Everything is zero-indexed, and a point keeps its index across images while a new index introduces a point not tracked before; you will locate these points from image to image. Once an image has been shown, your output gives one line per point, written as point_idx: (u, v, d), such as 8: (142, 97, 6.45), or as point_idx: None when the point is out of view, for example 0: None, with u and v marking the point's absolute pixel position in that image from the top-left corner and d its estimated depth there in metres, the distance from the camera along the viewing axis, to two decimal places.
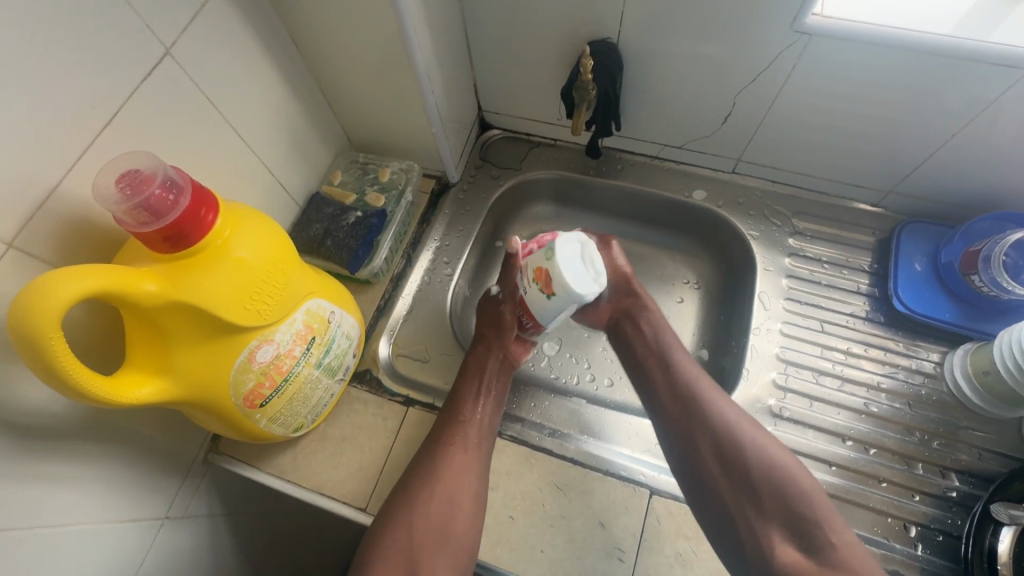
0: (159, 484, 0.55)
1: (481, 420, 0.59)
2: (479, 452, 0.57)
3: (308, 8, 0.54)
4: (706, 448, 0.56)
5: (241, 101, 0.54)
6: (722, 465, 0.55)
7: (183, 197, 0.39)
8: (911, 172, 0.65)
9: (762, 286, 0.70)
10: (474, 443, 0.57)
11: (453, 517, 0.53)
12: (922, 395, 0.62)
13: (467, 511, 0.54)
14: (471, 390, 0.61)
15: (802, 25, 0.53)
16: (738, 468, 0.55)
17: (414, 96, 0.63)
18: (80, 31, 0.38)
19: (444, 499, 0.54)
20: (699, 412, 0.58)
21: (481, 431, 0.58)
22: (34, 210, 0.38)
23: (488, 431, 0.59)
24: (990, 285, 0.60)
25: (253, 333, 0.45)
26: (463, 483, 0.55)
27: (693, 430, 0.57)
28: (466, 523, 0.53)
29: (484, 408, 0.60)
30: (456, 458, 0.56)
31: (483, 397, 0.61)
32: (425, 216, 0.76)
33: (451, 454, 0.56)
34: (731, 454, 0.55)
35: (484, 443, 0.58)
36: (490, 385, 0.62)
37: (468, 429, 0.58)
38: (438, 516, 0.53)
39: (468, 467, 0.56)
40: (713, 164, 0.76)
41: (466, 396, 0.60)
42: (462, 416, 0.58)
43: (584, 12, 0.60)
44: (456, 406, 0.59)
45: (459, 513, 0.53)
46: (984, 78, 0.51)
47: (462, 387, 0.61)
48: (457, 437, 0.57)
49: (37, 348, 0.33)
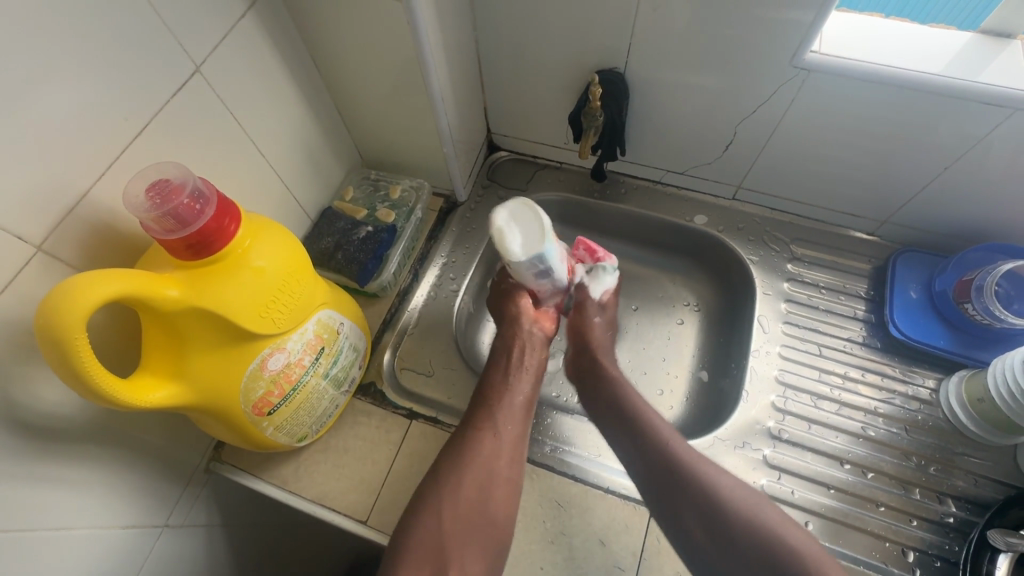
0: (162, 490, 0.55)
1: (514, 404, 0.59)
2: (512, 434, 0.57)
3: (330, 32, 0.57)
4: (691, 515, 0.52)
5: (262, 118, 0.56)
6: (710, 537, 0.51)
7: (209, 206, 0.41)
8: (905, 203, 0.67)
9: (761, 309, 0.72)
10: (507, 426, 0.57)
11: (487, 505, 0.52)
12: (918, 420, 0.63)
13: (500, 498, 0.53)
14: (501, 373, 0.61)
15: (800, 61, 0.56)
16: (721, 537, 0.50)
17: (427, 117, 0.65)
18: (119, 49, 0.40)
19: (476, 488, 0.53)
20: (675, 478, 0.54)
21: (514, 413, 0.58)
22: (64, 215, 0.40)
23: (522, 412, 0.59)
24: (983, 314, 0.62)
25: (266, 341, 0.46)
26: (497, 468, 0.54)
27: (666, 492, 0.54)
28: (499, 511, 0.53)
29: (517, 391, 0.60)
30: (488, 443, 0.55)
31: (513, 379, 0.61)
32: (433, 232, 0.78)
33: (482, 437, 0.55)
34: (717, 522, 0.51)
35: (518, 425, 0.58)
36: (523, 367, 0.63)
37: (503, 411, 0.58)
38: (470, 505, 0.52)
39: (501, 451, 0.55)
40: (714, 191, 0.78)
41: (498, 380, 0.60)
42: (493, 400, 0.59)
43: (592, 42, 0.63)
44: (487, 393, 0.59)
45: (493, 504, 0.53)
46: (974, 115, 0.54)
47: (492, 372, 0.61)
48: (489, 420, 0.57)
49: (63, 348, 0.34)
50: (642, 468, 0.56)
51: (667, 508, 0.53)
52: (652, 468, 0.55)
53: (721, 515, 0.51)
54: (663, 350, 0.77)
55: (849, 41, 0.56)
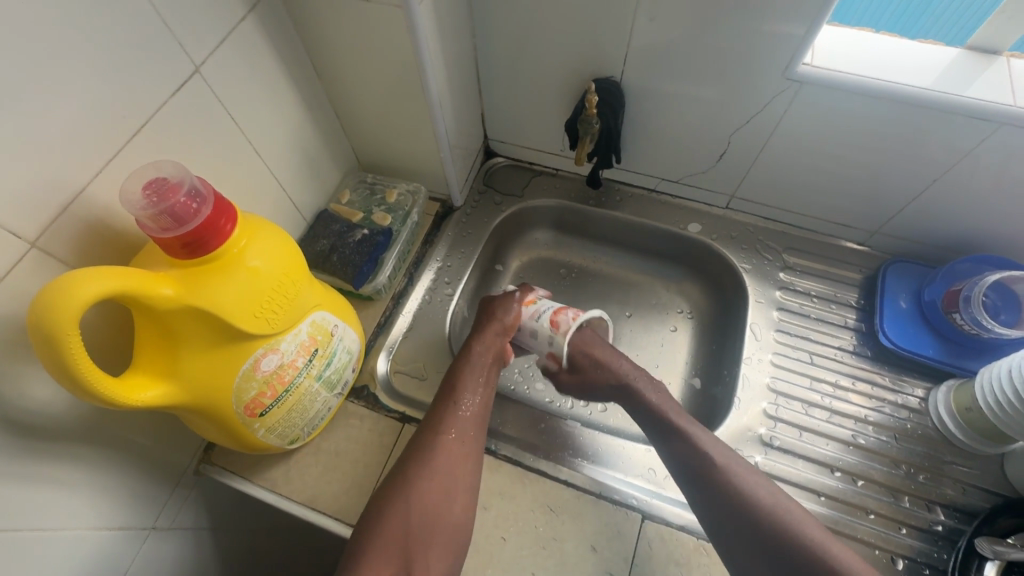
0: (150, 492, 0.54)
1: (473, 411, 0.59)
2: (471, 442, 0.57)
3: (330, 36, 0.57)
4: (726, 511, 0.52)
5: (260, 119, 0.56)
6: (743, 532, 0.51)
7: (206, 206, 0.41)
8: (896, 214, 0.68)
9: (754, 317, 0.72)
10: (469, 435, 0.57)
11: (449, 508, 0.53)
12: (907, 428, 0.64)
13: (460, 501, 0.53)
14: (465, 382, 0.61)
15: (794, 73, 0.57)
16: (754, 531, 0.51)
17: (425, 122, 0.65)
18: (119, 46, 0.40)
19: (440, 490, 0.53)
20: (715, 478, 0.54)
21: (475, 421, 0.59)
22: (59, 212, 0.40)
23: (481, 420, 0.59)
24: (972, 324, 0.63)
25: (259, 341, 0.46)
26: (458, 476, 0.54)
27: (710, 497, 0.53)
28: (459, 514, 0.53)
29: (477, 398, 0.60)
30: (448, 448, 0.55)
31: (477, 387, 0.61)
32: (428, 237, 0.78)
33: (444, 445, 0.55)
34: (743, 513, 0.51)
35: (476, 432, 0.58)
36: (484, 377, 0.62)
37: (464, 419, 0.58)
38: (433, 509, 0.52)
39: (463, 459, 0.55)
40: (708, 200, 0.79)
41: (461, 388, 0.60)
42: (455, 407, 0.58)
43: (589, 51, 0.64)
44: (450, 398, 0.59)
45: (456, 511, 0.53)
46: (963, 129, 0.55)
47: (456, 379, 0.61)
48: (450, 427, 0.57)
49: (55, 345, 0.34)
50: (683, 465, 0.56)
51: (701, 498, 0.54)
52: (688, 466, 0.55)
53: (749, 503, 0.52)
54: (656, 357, 0.78)
55: (840, 54, 0.57)
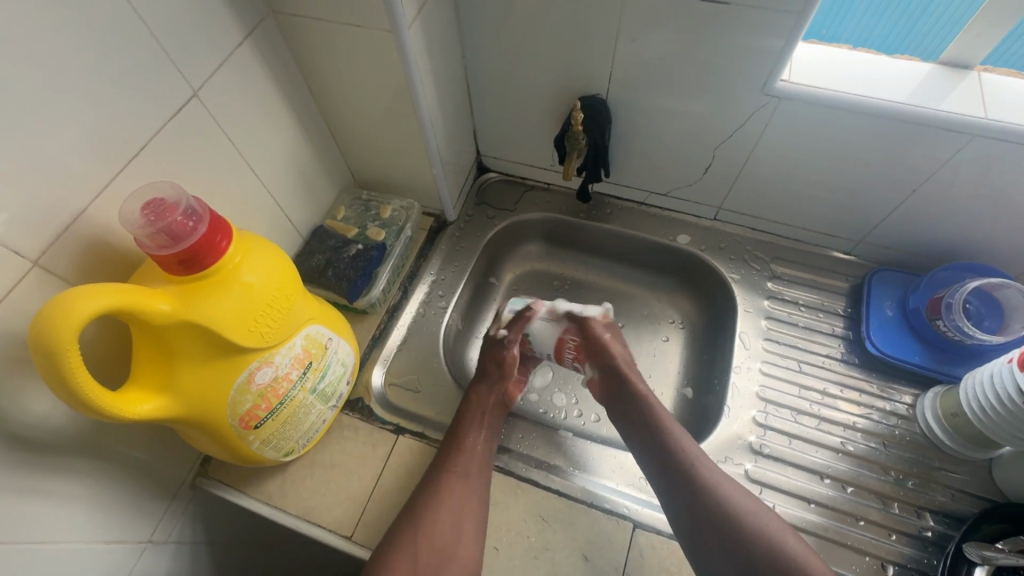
0: (147, 505, 0.55)
1: (482, 449, 0.61)
2: (480, 477, 0.58)
3: (324, 59, 0.59)
4: (706, 527, 0.53)
5: (257, 140, 0.58)
6: (730, 554, 0.51)
7: (202, 224, 0.42)
8: (879, 223, 0.70)
9: (742, 326, 0.73)
10: (476, 471, 0.58)
11: (457, 538, 0.54)
12: (895, 435, 0.64)
13: (469, 533, 0.54)
14: (472, 419, 0.62)
15: (772, 89, 0.59)
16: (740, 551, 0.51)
17: (416, 140, 0.67)
18: (119, 71, 0.42)
19: (448, 523, 0.54)
20: (691, 488, 0.55)
21: (482, 455, 0.60)
22: (61, 232, 0.41)
23: (489, 458, 0.61)
24: (955, 331, 0.64)
25: (254, 354, 0.47)
26: (466, 509, 0.55)
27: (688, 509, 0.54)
28: (468, 548, 0.54)
29: (484, 437, 0.62)
30: (458, 484, 0.57)
31: (484, 425, 0.63)
32: (422, 251, 0.79)
33: (451, 480, 0.57)
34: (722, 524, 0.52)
35: (484, 470, 0.59)
36: (488, 417, 0.64)
37: (472, 456, 0.59)
38: (440, 541, 0.53)
39: (471, 495, 0.56)
40: (696, 211, 0.80)
41: (469, 424, 0.62)
42: (464, 445, 0.60)
43: (575, 69, 0.66)
44: (458, 435, 0.61)
45: (464, 539, 0.54)
46: (937, 141, 0.57)
47: (463, 417, 0.63)
48: (460, 464, 0.58)
49: (55, 362, 0.35)
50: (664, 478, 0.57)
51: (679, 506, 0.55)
52: (685, 493, 0.55)
53: (719, 513, 0.53)
54: (649, 367, 0.79)
55: (816, 70, 0.59)
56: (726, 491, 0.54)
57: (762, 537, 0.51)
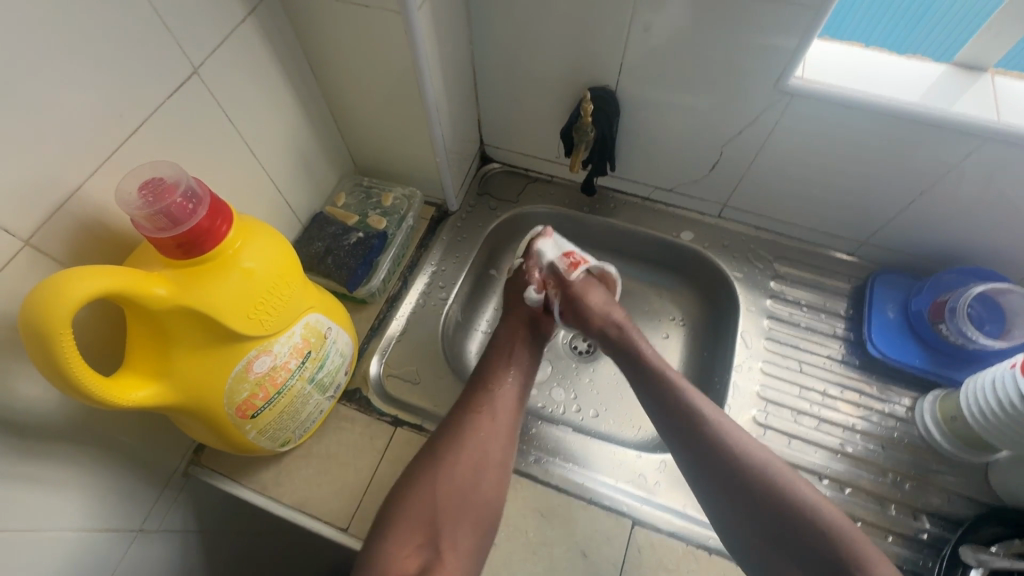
0: (138, 494, 0.54)
1: (510, 390, 0.62)
2: (506, 420, 0.60)
3: (329, 39, 0.58)
4: (729, 491, 0.52)
5: (257, 121, 0.56)
6: (746, 510, 0.51)
7: (201, 207, 0.41)
8: (884, 225, 0.69)
9: (745, 325, 0.73)
10: (502, 414, 0.60)
11: (479, 481, 0.55)
12: (894, 437, 0.64)
13: (492, 477, 0.55)
14: (501, 362, 0.64)
15: (785, 86, 0.58)
16: (743, 496, 0.51)
17: (421, 126, 0.66)
18: (116, 44, 0.40)
19: (471, 465, 0.55)
20: (711, 452, 0.54)
21: (509, 398, 0.61)
22: (53, 211, 0.40)
23: (518, 400, 0.62)
24: (957, 334, 0.64)
25: (252, 343, 0.46)
26: (491, 450, 0.57)
27: (710, 472, 0.54)
28: (490, 491, 0.55)
29: (514, 379, 0.63)
30: (483, 425, 0.58)
31: (511, 368, 0.64)
32: (423, 241, 0.78)
33: (477, 421, 0.58)
34: (747, 487, 0.52)
35: (511, 415, 0.60)
36: (519, 357, 0.66)
37: (498, 399, 0.61)
38: (462, 480, 0.54)
39: (495, 436, 0.58)
40: (701, 208, 0.80)
41: (499, 368, 0.63)
42: (491, 388, 0.61)
43: (584, 59, 0.65)
44: (488, 378, 0.62)
45: (485, 483, 0.55)
46: (948, 143, 0.56)
47: (493, 360, 0.64)
48: (487, 405, 0.60)
49: (47, 343, 0.34)
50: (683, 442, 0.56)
51: (702, 472, 0.54)
52: (691, 441, 0.55)
53: (742, 477, 0.52)
54: None
55: (830, 68, 0.58)
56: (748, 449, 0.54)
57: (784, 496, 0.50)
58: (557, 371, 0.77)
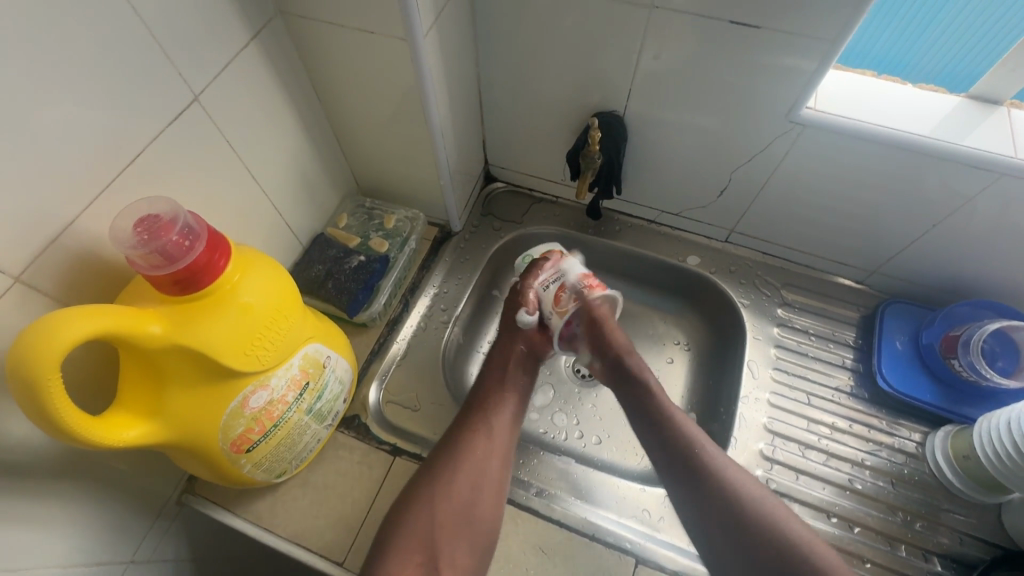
0: (130, 526, 0.53)
1: (506, 408, 0.62)
2: (503, 439, 0.60)
3: (333, 63, 0.57)
4: (713, 519, 0.53)
5: (259, 145, 0.55)
6: (726, 535, 0.52)
7: (198, 243, 0.39)
8: (894, 255, 0.68)
9: (752, 354, 0.72)
10: (498, 432, 0.60)
11: (475, 501, 0.55)
12: (904, 474, 0.63)
13: (489, 497, 0.56)
14: (497, 378, 0.65)
15: (797, 116, 0.57)
16: (731, 528, 0.53)
17: (425, 149, 0.65)
18: (115, 73, 0.39)
19: (467, 485, 0.55)
20: (699, 476, 0.55)
21: (506, 417, 0.62)
22: (46, 245, 0.38)
23: (514, 417, 0.62)
24: (970, 370, 0.62)
25: (249, 378, 0.45)
26: (487, 469, 0.57)
27: (698, 495, 0.55)
28: (487, 510, 0.55)
29: (508, 396, 0.64)
30: (479, 445, 0.58)
31: (508, 389, 0.64)
32: (425, 262, 0.77)
33: (473, 440, 0.58)
34: (731, 512, 0.53)
35: (508, 433, 0.61)
36: (514, 373, 0.66)
37: (494, 417, 0.61)
38: (458, 499, 0.55)
39: (491, 454, 0.58)
40: (707, 233, 0.79)
41: (494, 385, 0.64)
42: (486, 407, 0.62)
43: (592, 83, 0.64)
44: (484, 396, 0.63)
45: (482, 503, 0.55)
46: (963, 177, 0.55)
47: (489, 377, 0.65)
48: (482, 424, 0.60)
49: (35, 390, 0.33)
50: (671, 465, 0.57)
51: (687, 496, 0.55)
52: (682, 466, 0.56)
53: (730, 504, 0.53)
54: None
55: (843, 99, 0.57)
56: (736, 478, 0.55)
57: (768, 526, 0.51)
58: (559, 396, 0.76)
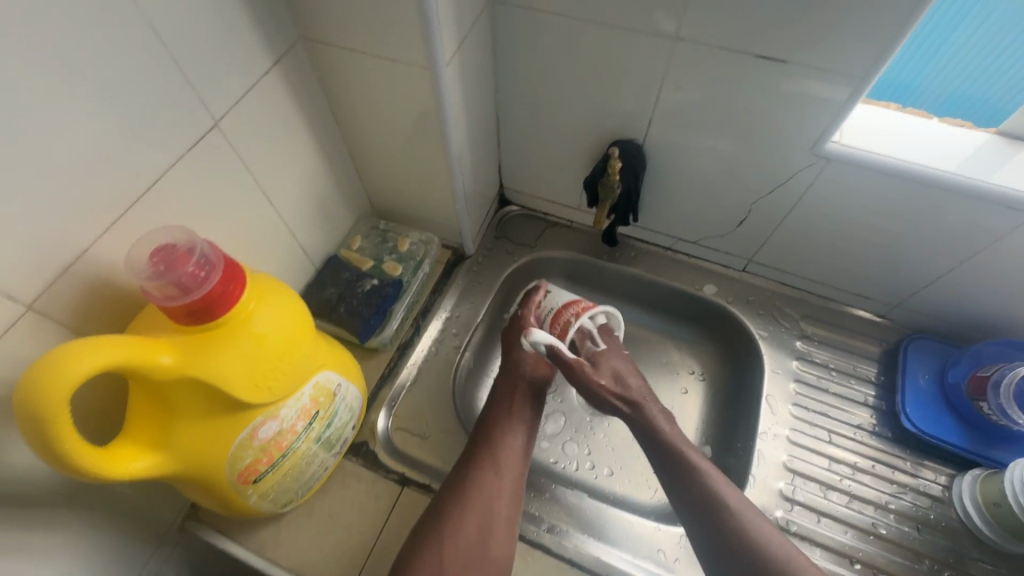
0: (131, 555, 0.51)
1: (514, 442, 0.60)
2: (512, 474, 0.58)
3: (353, 88, 0.56)
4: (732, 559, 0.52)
5: (276, 169, 0.55)
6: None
7: (215, 272, 0.39)
8: (918, 290, 0.67)
9: (770, 388, 0.70)
10: (507, 468, 0.58)
11: (486, 540, 0.53)
12: (930, 519, 0.61)
13: (500, 535, 0.54)
14: (504, 412, 0.63)
15: (821, 150, 0.56)
16: None
17: (442, 174, 0.64)
18: (136, 101, 0.39)
19: (476, 524, 0.53)
20: (714, 514, 0.53)
21: (514, 453, 0.60)
22: (60, 273, 0.38)
23: (523, 452, 0.61)
24: (999, 414, 0.60)
25: (259, 409, 0.44)
26: (495, 506, 0.55)
27: (714, 532, 0.53)
28: (500, 549, 0.53)
29: (515, 430, 0.62)
30: (488, 482, 0.56)
31: (515, 421, 0.62)
32: (438, 285, 0.76)
33: (481, 476, 0.57)
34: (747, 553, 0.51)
35: (517, 469, 0.59)
36: (523, 404, 0.64)
37: (502, 453, 0.59)
38: (468, 539, 0.53)
39: (500, 491, 0.56)
40: (725, 262, 0.77)
41: (500, 419, 0.62)
42: (494, 441, 0.60)
43: (612, 111, 0.64)
44: (491, 431, 0.61)
45: (493, 541, 0.53)
46: (993, 215, 0.54)
47: (496, 411, 0.63)
48: (490, 459, 0.58)
49: (44, 424, 0.32)
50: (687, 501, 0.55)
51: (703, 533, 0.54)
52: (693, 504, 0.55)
53: (747, 547, 0.51)
54: None
55: (869, 133, 0.56)
56: (747, 516, 0.53)
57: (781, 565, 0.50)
58: (571, 424, 0.74)
